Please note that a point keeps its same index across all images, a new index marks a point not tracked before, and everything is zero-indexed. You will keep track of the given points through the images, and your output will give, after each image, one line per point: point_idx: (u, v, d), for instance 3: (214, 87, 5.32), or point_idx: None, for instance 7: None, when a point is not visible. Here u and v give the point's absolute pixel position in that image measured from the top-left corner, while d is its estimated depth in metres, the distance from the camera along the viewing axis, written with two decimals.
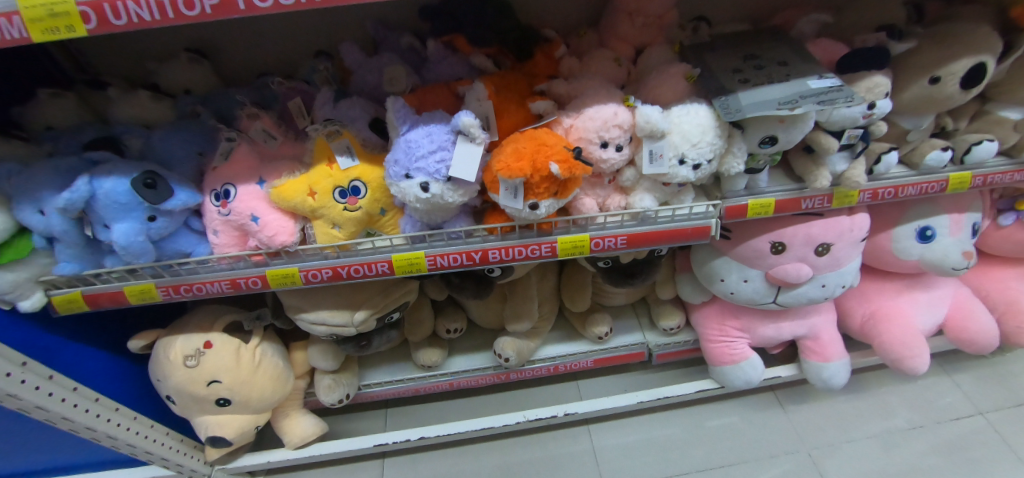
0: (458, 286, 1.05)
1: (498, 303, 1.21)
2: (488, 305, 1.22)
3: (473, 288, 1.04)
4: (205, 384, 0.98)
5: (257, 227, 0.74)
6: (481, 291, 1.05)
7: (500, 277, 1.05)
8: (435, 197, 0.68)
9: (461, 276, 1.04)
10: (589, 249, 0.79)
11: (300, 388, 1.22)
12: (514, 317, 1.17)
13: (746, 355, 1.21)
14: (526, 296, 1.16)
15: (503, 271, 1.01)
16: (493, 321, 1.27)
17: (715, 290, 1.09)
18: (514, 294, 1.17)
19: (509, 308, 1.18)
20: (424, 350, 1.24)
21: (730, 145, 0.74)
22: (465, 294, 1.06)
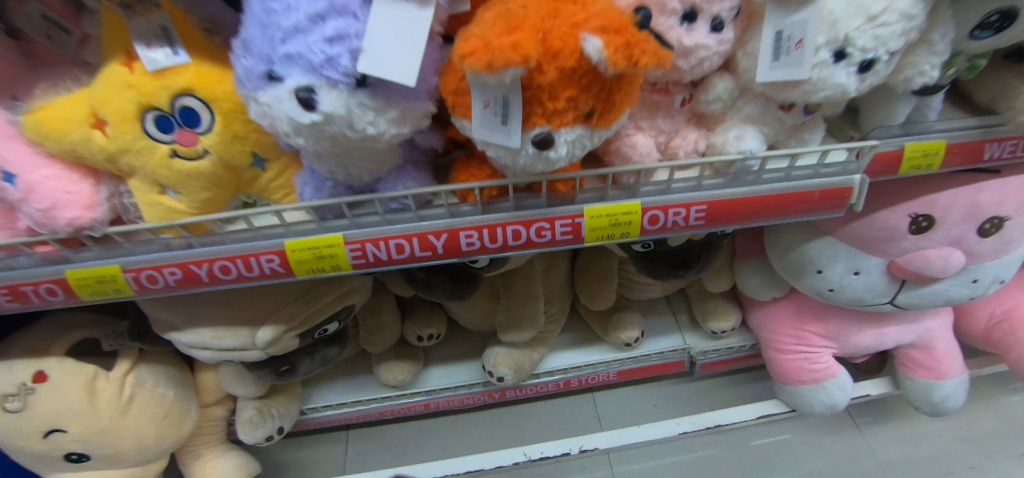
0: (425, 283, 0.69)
1: (489, 303, 0.86)
2: (475, 306, 0.87)
3: (448, 287, 0.69)
4: (41, 437, 0.65)
5: (14, 194, 0.40)
6: (466, 289, 0.70)
7: (488, 269, 0.70)
8: (333, 123, 0.32)
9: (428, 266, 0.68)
10: (642, 227, 0.44)
11: (220, 417, 0.85)
12: (511, 321, 0.82)
13: (833, 372, 0.86)
14: (529, 292, 0.81)
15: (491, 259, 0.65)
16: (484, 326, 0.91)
17: (803, 285, 0.75)
18: (510, 291, 0.81)
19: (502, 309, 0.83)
20: (387, 365, 0.88)
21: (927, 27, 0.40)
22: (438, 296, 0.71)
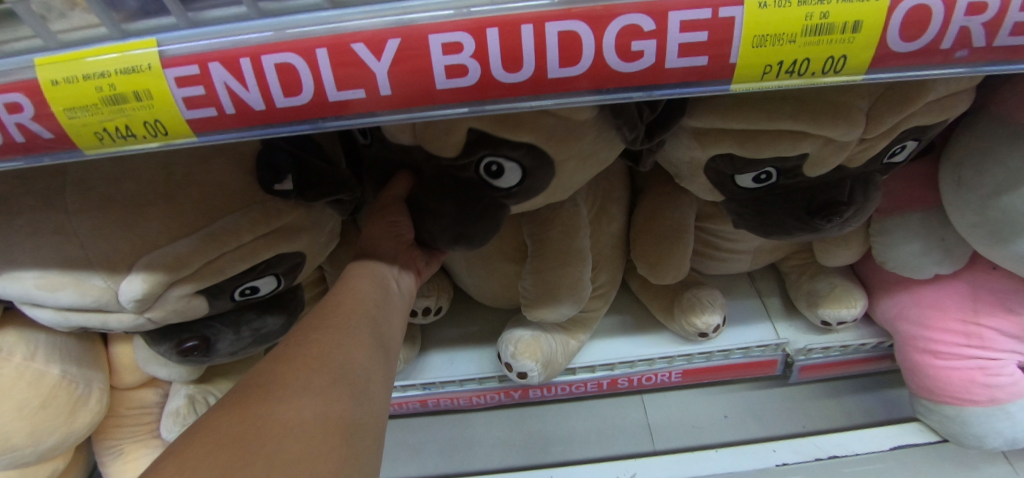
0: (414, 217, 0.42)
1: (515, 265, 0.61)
2: (492, 267, 0.62)
3: (450, 225, 0.40)
4: None
5: None
6: (479, 238, 0.42)
7: (519, 188, 0.40)
8: None
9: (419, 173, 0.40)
10: (882, 41, 0.18)
11: (152, 404, 0.63)
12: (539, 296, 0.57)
13: (1022, 391, 0.57)
14: (569, 250, 0.56)
15: (521, 173, 0.38)
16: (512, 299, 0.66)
17: (1010, 252, 0.48)
18: (541, 243, 0.56)
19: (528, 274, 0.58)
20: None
21: None
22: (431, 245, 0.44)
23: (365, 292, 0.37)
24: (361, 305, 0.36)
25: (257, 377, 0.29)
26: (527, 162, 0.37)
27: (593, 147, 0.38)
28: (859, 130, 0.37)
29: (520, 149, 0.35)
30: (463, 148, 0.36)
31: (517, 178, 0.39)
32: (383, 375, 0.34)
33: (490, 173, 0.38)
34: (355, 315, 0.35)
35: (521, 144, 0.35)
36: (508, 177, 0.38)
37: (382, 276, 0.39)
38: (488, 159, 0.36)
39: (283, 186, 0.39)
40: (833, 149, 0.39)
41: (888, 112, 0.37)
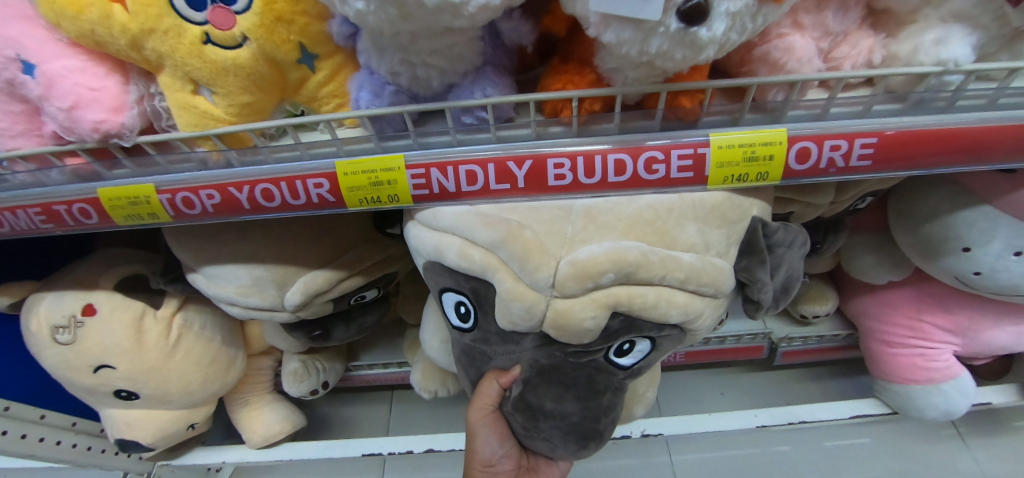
0: (533, 418, 0.44)
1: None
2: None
3: (577, 423, 0.43)
4: (91, 372, 0.62)
5: (38, 90, 0.34)
6: (596, 430, 0.45)
7: (639, 360, 0.44)
8: None
9: (538, 376, 0.42)
10: (785, 165, 0.33)
11: (266, 368, 0.83)
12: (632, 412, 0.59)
13: (954, 372, 0.72)
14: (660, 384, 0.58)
15: (647, 351, 0.43)
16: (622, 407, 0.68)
17: (938, 268, 0.62)
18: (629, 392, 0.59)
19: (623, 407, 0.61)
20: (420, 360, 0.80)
21: None
22: (544, 441, 0.46)
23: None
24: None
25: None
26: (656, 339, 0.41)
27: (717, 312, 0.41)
28: (831, 197, 0.50)
29: (659, 331, 0.39)
30: (607, 332, 0.38)
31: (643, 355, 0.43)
32: None
33: (620, 354, 0.42)
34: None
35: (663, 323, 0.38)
36: (634, 356, 0.43)
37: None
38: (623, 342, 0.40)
39: (394, 229, 0.56)
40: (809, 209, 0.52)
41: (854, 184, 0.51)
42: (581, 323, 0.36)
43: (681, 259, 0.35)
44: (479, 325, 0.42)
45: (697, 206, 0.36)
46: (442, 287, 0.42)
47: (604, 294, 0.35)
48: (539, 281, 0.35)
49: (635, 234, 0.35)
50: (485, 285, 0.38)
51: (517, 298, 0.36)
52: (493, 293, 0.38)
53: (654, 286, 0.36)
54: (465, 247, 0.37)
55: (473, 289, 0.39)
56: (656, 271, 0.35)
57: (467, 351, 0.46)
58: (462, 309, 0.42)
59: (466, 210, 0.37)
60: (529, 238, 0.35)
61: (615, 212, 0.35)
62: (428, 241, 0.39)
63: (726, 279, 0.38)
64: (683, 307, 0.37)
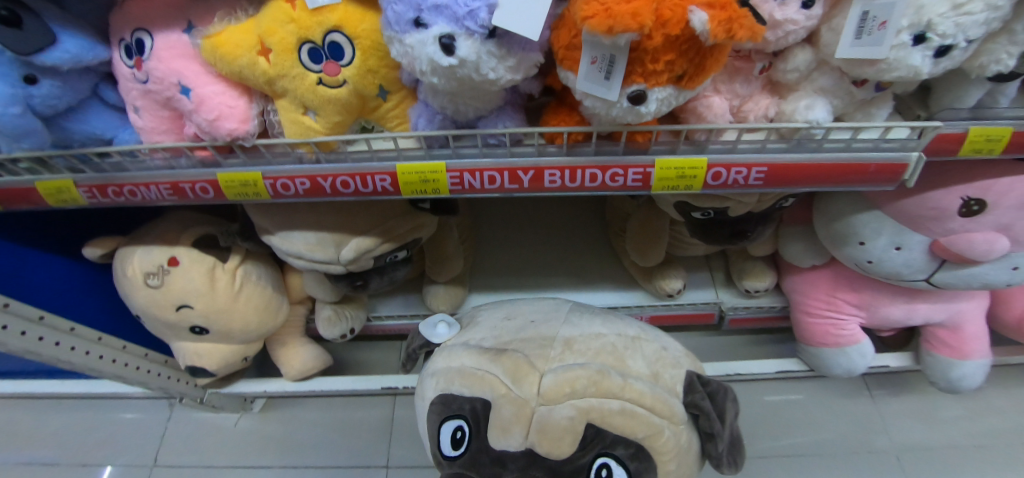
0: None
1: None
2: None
3: None
4: (174, 310, 0.78)
5: (189, 105, 0.48)
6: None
7: None
8: (465, 67, 0.38)
9: None
10: (704, 181, 0.49)
11: (301, 314, 1.00)
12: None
13: (857, 339, 0.92)
14: None
15: None
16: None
17: (844, 256, 0.79)
18: None
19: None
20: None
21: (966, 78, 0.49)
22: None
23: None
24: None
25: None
26: (632, 464, 0.50)
27: (670, 446, 0.51)
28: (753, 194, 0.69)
29: (629, 448, 0.49)
30: (584, 442, 0.49)
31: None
32: None
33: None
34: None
35: (629, 443, 0.50)
36: None
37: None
38: (600, 461, 0.49)
39: (424, 205, 0.71)
40: (737, 204, 0.72)
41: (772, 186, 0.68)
42: (561, 421, 0.49)
43: (634, 383, 0.51)
44: (470, 449, 0.52)
45: (635, 350, 0.57)
46: (444, 417, 0.54)
47: (576, 405, 0.49)
48: (525, 390, 0.50)
49: (598, 364, 0.52)
50: (482, 403, 0.51)
51: (508, 400, 0.50)
52: (488, 410, 0.51)
53: (618, 398, 0.50)
54: (467, 373, 0.53)
55: (472, 410, 0.52)
56: (614, 387, 0.50)
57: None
58: (458, 434, 0.53)
59: (464, 349, 0.58)
60: (516, 360, 0.52)
61: (585, 347, 0.55)
62: (443, 374, 0.56)
63: (672, 406, 0.52)
64: (645, 424, 0.50)
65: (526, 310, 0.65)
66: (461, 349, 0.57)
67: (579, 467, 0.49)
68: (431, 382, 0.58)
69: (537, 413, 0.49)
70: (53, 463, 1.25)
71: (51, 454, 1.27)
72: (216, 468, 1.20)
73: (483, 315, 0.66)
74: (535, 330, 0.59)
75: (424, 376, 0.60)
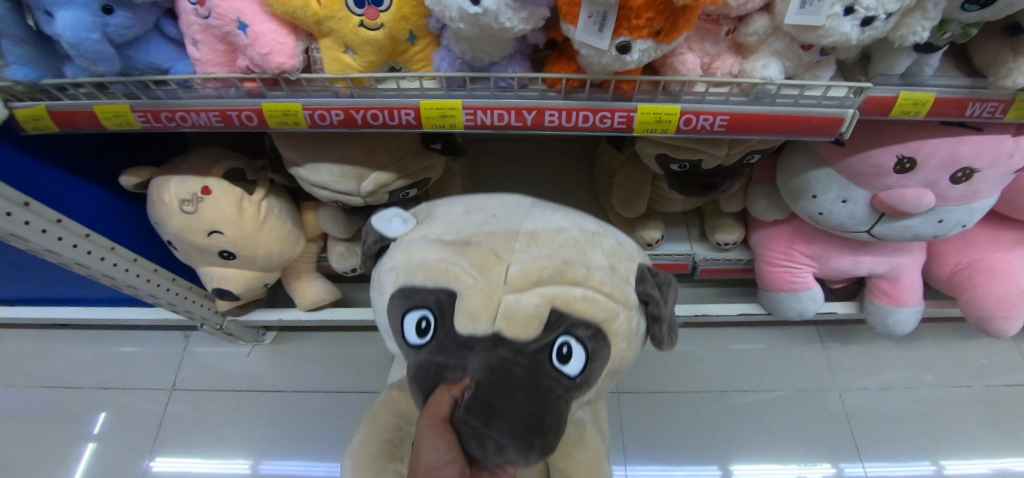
0: (483, 421, 0.47)
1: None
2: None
3: (525, 426, 0.47)
4: (206, 235, 0.86)
5: (245, 40, 0.55)
6: (544, 441, 0.48)
7: (574, 379, 0.51)
8: (487, 15, 0.47)
9: (489, 379, 0.48)
10: (677, 126, 0.59)
11: (313, 252, 1.08)
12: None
13: (808, 285, 1.05)
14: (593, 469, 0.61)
15: (583, 357, 0.51)
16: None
17: (800, 209, 0.91)
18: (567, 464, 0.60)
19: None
20: (355, 436, 0.61)
21: (898, 48, 0.59)
22: (495, 452, 0.47)
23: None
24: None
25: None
26: (592, 345, 0.51)
27: (624, 327, 0.53)
28: (723, 149, 0.80)
29: (589, 330, 0.50)
30: (548, 325, 0.49)
31: (584, 361, 0.51)
32: None
33: (562, 361, 0.50)
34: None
35: (588, 326, 0.50)
36: (574, 364, 0.51)
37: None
38: (562, 341, 0.50)
39: (435, 146, 0.80)
40: (710, 158, 0.82)
41: (739, 142, 0.79)
42: (525, 307, 0.47)
43: (595, 272, 0.51)
44: (437, 336, 0.51)
45: (597, 239, 0.55)
46: (407, 306, 0.52)
47: (541, 293, 0.48)
48: (492, 280, 0.48)
49: (562, 253, 0.51)
50: (446, 294, 0.50)
51: (473, 289, 0.48)
52: (453, 301, 0.49)
53: (579, 284, 0.50)
54: (430, 267, 0.50)
55: (437, 300, 0.50)
56: (578, 276, 0.50)
57: (426, 366, 0.51)
58: (422, 324, 0.52)
59: (425, 241, 0.54)
60: (482, 252, 0.50)
61: (550, 237, 0.52)
62: (404, 267, 0.53)
63: (626, 293, 0.53)
64: (605, 306, 0.50)
65: (487, 201, 0.59)
66: (422, 242, 0.54)
67: (542, 348, 0.49)
68: (389, 274, 0.55)
69: (503, 303, 0.48)
70: (77, 385, 1.36)
71: (73, 377, 1.37)
72: (232, 391, 1.32)
73: (440, 207, 0.59)
74: (499, 215, 0.55)
75: (380, 268, 0.57)
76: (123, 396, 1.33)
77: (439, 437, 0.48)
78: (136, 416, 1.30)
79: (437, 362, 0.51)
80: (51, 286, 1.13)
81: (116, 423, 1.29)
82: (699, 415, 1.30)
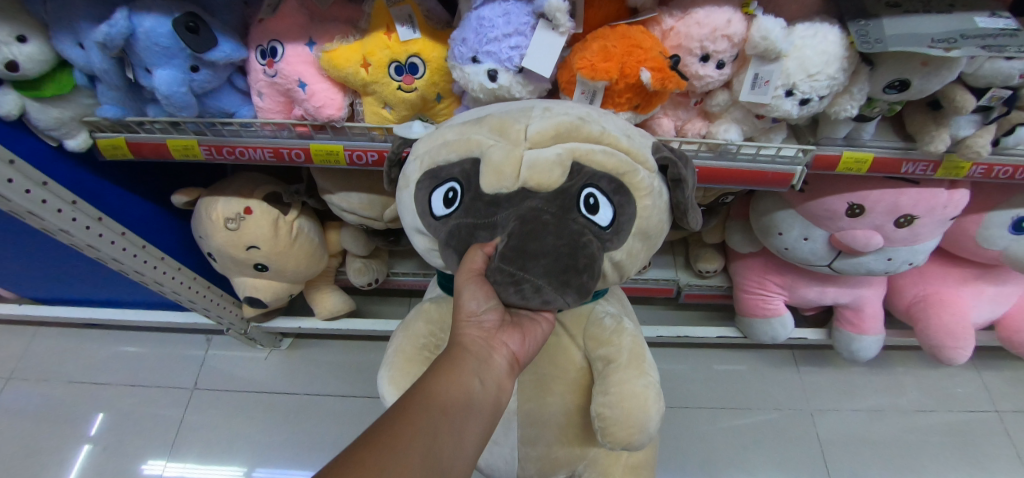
0: (519, 265, 0.46)
1: (583, 382, 0.61)
2: (572, 425, 0.63)
3: (559, 260, 0.46)
4: (244, 249, 0.98)
5: (303, 95, 0.68)
6: (579, 280, 0.47)
7: (606, 229, 0.50)
8: (502, 89, 0.60)
9: (520, 225, 0.47)
10: None
11: (333, 266, 1.20)
12: (620, 467, 0.65)
13: (780, 313, 1.16)
14: (633, 354, 0.57)
15: (610, 207, 0.50)
16: (620, 441, 0.54)
17: (770, 243, 1.02)
18: (612, 373, 0.56)
19: (604, 382, 0.55)
20: (391, 346, 0.67)
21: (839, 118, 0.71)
22: (533, 293, 0.46)
23: (451, 389, 0.46)
24: (451, 391, 0.46)
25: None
26: (615, 198, 0.50)
27: (645, 183, 0.52)
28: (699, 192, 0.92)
29: (612, 182, 0.50)
30: (572, 173, 0.49)
31: (609, 212, 0.50)
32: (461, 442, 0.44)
33: (590, 211, 0.49)
34: (449, 403, 0.45)
35: (607, 177, 0.50)
36: (602, 213, 0.50)
37: (468, 371, 0.48)
38: (587, 192, 0.49)
39: None
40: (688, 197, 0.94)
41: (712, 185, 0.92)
42: (546, 156, 0.48)
43: (609, 131, 0.52)
44: (464, 202, 0.51)
45: (614, 117, 0.56)
46: (433, 184, 0.53)
47: (559, 148, 0.49)
48: (512, 138, 0.50)
49: (577, 115, 0.53)
50: (471, 162, 0.51)
51: (496, 147, 0.50)
52: (479, 166, 0.51)
53: (595, 141, 0.51)
54: (454, 143, 0.53)
55: (464, 171, 0.51)
56: (593, 134, 0.51)
57: (457, 230, 0.51)
58: (449, 196, 0.52)
59: (449, 129, 0.55)
60: (500, 120, 0.52)
61: (564, 108, 0.54)
62: (429, 152, 0.54)
63: (644, 152, 0.53)
64: (624, 161, 0.51)
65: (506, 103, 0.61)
66: (445, 130, 0.55)
67: (569, 195, 0.49)
68: (415, 166, 0.56)
69: (525, 160, 0.49)
70: (103, 381, 1.46)
71: (101, 374, 1.47)
72: (249, 391, 1.42)
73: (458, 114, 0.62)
74: (517, 104, 0.57)
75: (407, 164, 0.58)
76: (147, 392, 1.43)
77: (478, 288, 0.48)
78: (157, 412, 1.40)
79: (468, 224, 0.50)
80: (91, 289, 1.24)
81: (138, 418, 1.38)
82: (680, 429, 1.41)
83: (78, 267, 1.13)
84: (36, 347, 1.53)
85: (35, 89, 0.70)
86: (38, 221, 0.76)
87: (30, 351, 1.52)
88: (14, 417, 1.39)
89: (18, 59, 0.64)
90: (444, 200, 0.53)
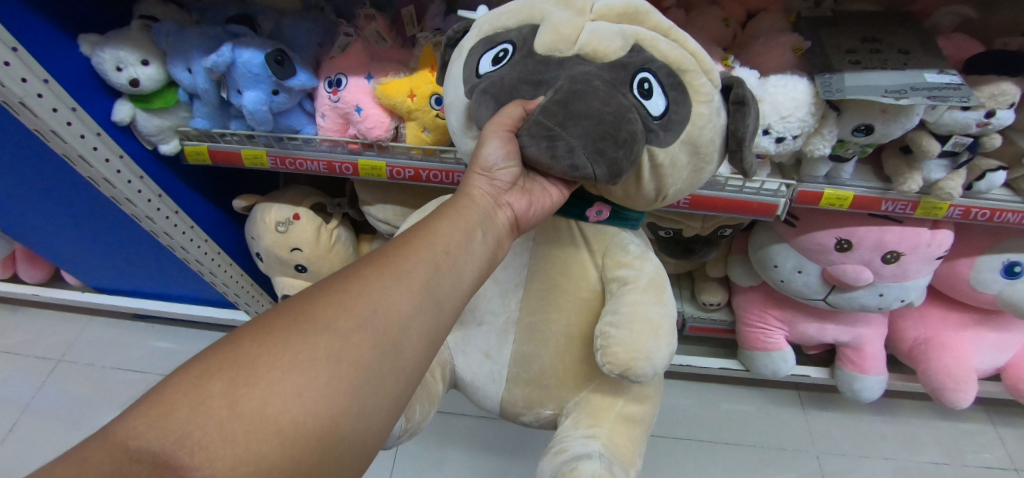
0: (558, 120, 0.47)
1: (591, 304, 0.68)
2: (567, 365, 0.71)
3: (599, 124, 0.47)
4: (289, 249, 1.11)
5: (358, 118, 0.82)
6: (615, 153, 0.47)
7: (657, 116, 0.51)
8: None
9: (570, 85, 0.49)
10: None
11: None
12: (614, 416, 0.69)
13: (779, 347, 1.21)
14: (653, 282, 0.63)
15: (661, 99, 0.52)
16: (620, 364, 0.59)
17: (768, 276, 1.09)
18: (628, 295, 0.62)
19: (618, 302, 0.62)
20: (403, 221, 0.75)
21: (819, 158, 0.80)
22: (564, 153, 0.47)
23: (452, 234, 0.48)
24: (451, 235, 0.48)
25: (280, 316, 0.39)
26: (670, 93, 0.52)
27: (702, 91, 0.54)
28: (698, 222, 1.02)
29: (669, 76, 0.52)
30: (630, 51, 0.52)
31: (662, 103, 0.52)
32: (456, 280, 0.47)
33: (644, 96, 0.51)
34: (450, 245, 0.47)
35: (663, 67, 0.52)
36: (654, 101, 0.52)
37: (472, 220, 0.51)
38: (642, 75, 0.51)
39: None
40: (688, 227, 1.04)
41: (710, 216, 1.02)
42: (610, 31, 0.51)
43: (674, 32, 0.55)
44: (512, 60, 0.54)
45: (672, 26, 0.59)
46: (489, 43, 0.57)
47: (622, 26, 0.53)
48: (577, 9, 0.53)
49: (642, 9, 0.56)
50: (531, 26, 0.54)
51: (559, 13, 0.53)
52: (537, 30, 0.54)
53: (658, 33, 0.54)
54: (520, 9, 0.56)
55: (522, 33, 0.54)
56: (656, 28, 0.54)
57: (500, 80, 0.53)
58: (500, 55, 0.55)
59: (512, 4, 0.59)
60: None
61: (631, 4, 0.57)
62: (490, 19, 0.58)
63: (708, 64, 0.55)
64: (686, 59, 0.53)
65: None
66: (509, 4, 0.59)
67: (625, 69, 0.51)
68: (473, 36, 0.60)
69: (587, 29, 0.52)
70: (142, 372, 1.58)
71: (141, 364, 1.60)
72: None
73: None
74: None
75: (464, 39, 0.62)
76: None
77: (502, 143, 0.50)
78: None
79: (513, 77, 0.53)
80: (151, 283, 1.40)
81: None
82: (683, 463, 1.42)
83: (143, 260, 1.29)
84: (88, 337, 1.68)
85: (146, 103, 0.86)
86: (131, 208, 0.94)
87: (81, 340, 1.67)
88: (59, 399, 1.51)
89: (140, 78, 0.81)
90: (494, 61, 0.56)
